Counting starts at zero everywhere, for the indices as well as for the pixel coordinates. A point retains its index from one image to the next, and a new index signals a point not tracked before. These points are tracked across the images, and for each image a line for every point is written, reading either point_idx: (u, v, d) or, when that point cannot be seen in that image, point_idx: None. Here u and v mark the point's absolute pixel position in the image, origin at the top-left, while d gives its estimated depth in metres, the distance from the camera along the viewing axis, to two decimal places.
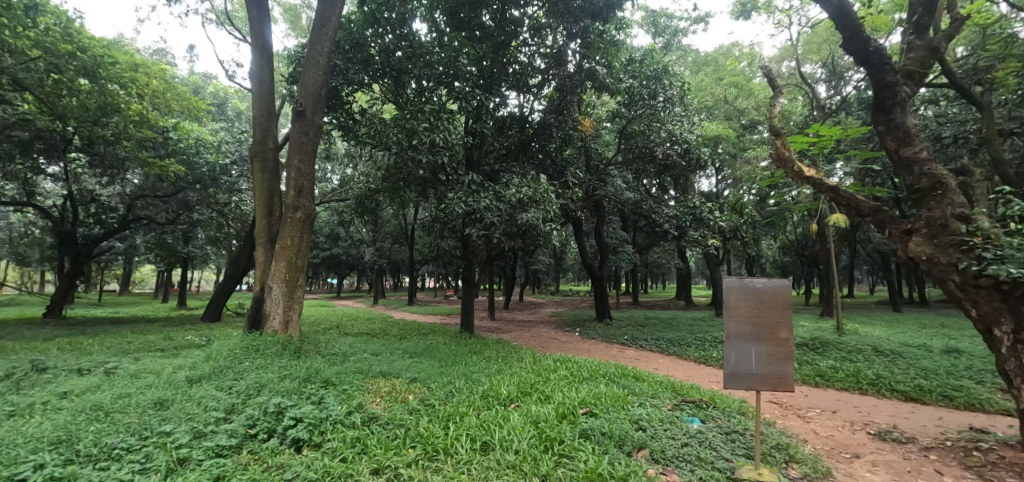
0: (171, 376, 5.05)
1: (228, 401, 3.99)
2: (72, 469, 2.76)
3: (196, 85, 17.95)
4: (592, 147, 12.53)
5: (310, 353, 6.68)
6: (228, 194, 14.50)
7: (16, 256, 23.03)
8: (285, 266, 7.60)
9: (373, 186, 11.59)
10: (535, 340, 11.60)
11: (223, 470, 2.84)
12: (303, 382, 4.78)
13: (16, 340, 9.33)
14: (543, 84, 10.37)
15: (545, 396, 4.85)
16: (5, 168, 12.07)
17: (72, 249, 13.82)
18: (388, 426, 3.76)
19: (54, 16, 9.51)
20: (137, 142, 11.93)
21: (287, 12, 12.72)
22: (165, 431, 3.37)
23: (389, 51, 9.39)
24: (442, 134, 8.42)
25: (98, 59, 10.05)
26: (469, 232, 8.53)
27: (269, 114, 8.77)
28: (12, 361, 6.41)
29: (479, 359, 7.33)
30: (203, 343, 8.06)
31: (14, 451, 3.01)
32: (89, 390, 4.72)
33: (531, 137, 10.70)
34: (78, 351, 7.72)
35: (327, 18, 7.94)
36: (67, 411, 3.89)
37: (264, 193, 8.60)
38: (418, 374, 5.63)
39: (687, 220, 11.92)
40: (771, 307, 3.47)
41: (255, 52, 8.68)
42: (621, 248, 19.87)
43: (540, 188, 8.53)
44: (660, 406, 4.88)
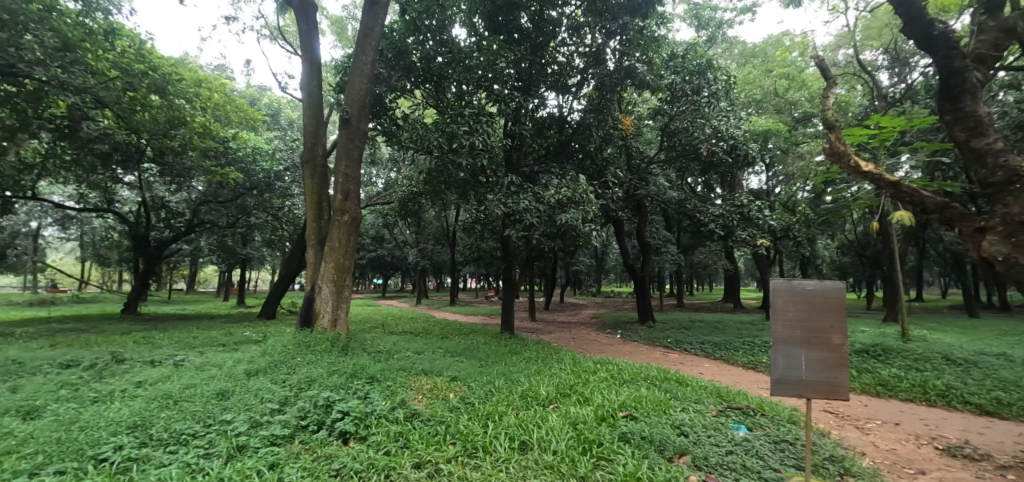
0: (231, 369, 5.41)
1: (282, 394, 4.23)
2: (146, 452, 3.04)
3: (253, 97, 19.14)
4: (633, 145, 12.34)
5: (357, 350, 6.95)
6: (282, 198, 15.38)
7: (98, 257, 25.35)
8: (334, 267, 7.94)
9: (415, 189, 11.95)
10: (577, 342, 11.56)
11: (278, 458, 3.03)
12: (350, 377, 5.00)
13: (99, 333, 10.27)
14: (582, 83, 10.30)
15: (585, 398, 4.82)
16: (89, 177, 13.28)
17: (145, 252, 15.02)
18: (429, 422, 3.87)
19: (129, 39, 10.40)
20: (201, 152, 12.96)
21: (334, 25, 13.34)
22: (226, 419, 3.63)
23: (431, 57, 9.61)
24: (481, 137, 8.53)
25: (166, 76, 10.97)
26: (509, 233, 8.63)
27: (318, 122, 9.20)
28: (95, 353, 7.05)
29: (519, 359, 7.39)
30: (259, 340, 8.55)
31: (98, 433, 3.33)
32: (161, 379, 5.14)
33: (570, 138, 10.64)
34: (150, 344, 8.39)
35: (371, 29, 8.26)
36: (142, 399, 4.25)
37: (313, 197, 9.01)
38: (458, 373, 5.73)
39: (735, 218, 11.43)
40: (823, 310, 3.31)
41: (305, 64, 9.12)
42: (664, 249, 19.44)
43: (580, 188, 8.46)
44: (704, 412, 4.74)
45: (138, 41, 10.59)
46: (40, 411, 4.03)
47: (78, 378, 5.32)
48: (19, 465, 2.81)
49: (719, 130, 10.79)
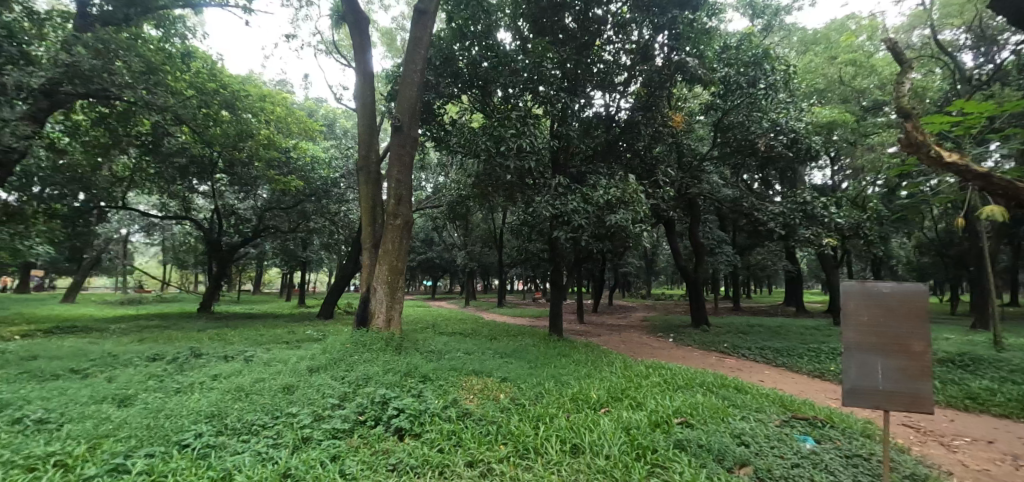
0: (296, 365, 5.72)
1: (342, 390, 4.43)
2: (222, 440, 3.28)
3: (311, 109, 20.28)
4: (683, 142, 11.96)
5: (410, 350, 7.17)
6: (338, 204, 16.19)
7: (178, 261, 27.59)
8: (387, 269, 8.22)
9: (463, 192, 12.17)
10: (626, 345, 11.33)
11: (339, 451, 3.17)
12: (404, 375, 5.17)
13: (179, 330, 11.20)
14: (630, 81, 10.04)
15: (637, 403, 4.71)
16: (170, 188, 14.51)
17: (218, 255, 16.20)
18: (481, 422, 3.91)
19: (202, 61, 11.59)
20: (266, 162, 13.86)
21: (384, 36, 13.86)
22: (292, 412, 3.85)
23: (476, 63, 9.74)
24: (528, 139, 8.58)
25: (235, 93, 11.85)
26: (557, 234, 8.59)
27: (372, 130, 9.56)
28: (176, 348, 7.68)
29: (569, 362, 7.31)
30: (319, 338, 8.99)
31: (181, 421, 3.62)
32: (233, 373, 5.53)
33: (618, 137, 10.43)
34: (223, 341, 9.02)
35: (420, 39, 8.52)
36: (217, 390, 4.59)
37: (368, 203, 9.36)
38: (508, 374, 5.78)
39: (797, 216, 10.77)
40: (901, 314, 3.05)
41: (357, 75, 9.51)
42: (719, 250, 18.68)
43: (630, 188, 8.30)
44: (765, 421, 4.50)
45: (211, 62, 11.76)
46: (132, 399, 4.44)
47: (163, 370, 5.82)
48: (116, 448, 3.11)
49: (777, 123, 10.43)
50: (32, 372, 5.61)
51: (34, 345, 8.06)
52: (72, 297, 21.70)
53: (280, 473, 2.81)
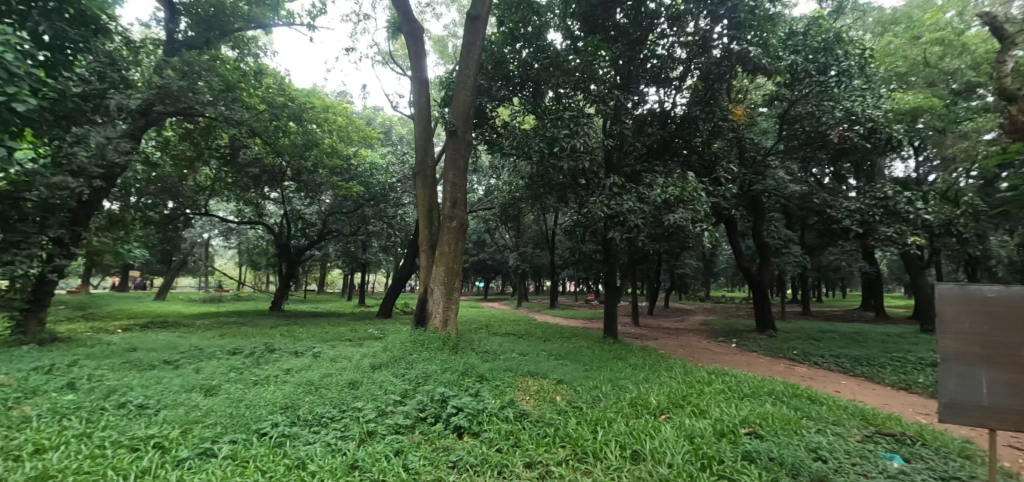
0: (359, 362, 5.97)
1: (403, 387, 4.58)
2: (295, 430, 3.48)
3: (369, 118, 21.27)
4: (746, 137, 11.35)
5: (466, 349, 7.29)
6: (395, 208, 16.81)
7: (252, 263, 29.74)
8: (444, 270, 8.42)
9: (516, 194, 12.23)
10: (685, 350, 10.90)
11: (402, 445, 3.27)
12: (462, 375, 5.26)
13: (254, 326, 12.07)
14: (686, 75, 9.74)
15: (700, 410, 4.51)
16: (245, 195, 15.66)
17: (287, 257, 17.27)
18: (538, 423, 3.90)
19: (273, 77, 12.48)
20: (330, 170, 14.63)
21: (437, 44, 14.24)
22: (357, 407, 4.02)
23: (527, 65, 9.77)
24: (582, 138, 8.45)
25: (301, 105, 12.62)
26: (612, 235, 8.42)
27: (427, 135, 9.80)
28: (253, 343, 8.24)
29: (625, 365, 7.16)
30: (380, 337, 9.34)
31: (259, 411, 3.88)
32: (304, 368, 5.86)
33: (674, 133, 10.08)
34: (293, 337, 9.58)
35: (472, 44, 8.66)
36: (290, 384, 4.88)
37: (424, 206, 9.61)
38: (564, 376, 5.73)
39: (877, 213, 9.90)
40: (1012, 322, 2.70)
41: (413, 82, 9.81)
42: (786, 250, 17.60)
43: (689, 186, 7.96)
44: (844, 435, 4.16)
45: (280, 77, 12.61)
46: (216, 389, 4.82)
47: (242, 363, 6.28)
48: (205, 433, 3.40)
49: (852, 112, 9.43)
50: (133, 362, 6.24)
51: (133, 338, 8.96)
52: (163, 295, 23.95)
53: (349, 465, 2.95)
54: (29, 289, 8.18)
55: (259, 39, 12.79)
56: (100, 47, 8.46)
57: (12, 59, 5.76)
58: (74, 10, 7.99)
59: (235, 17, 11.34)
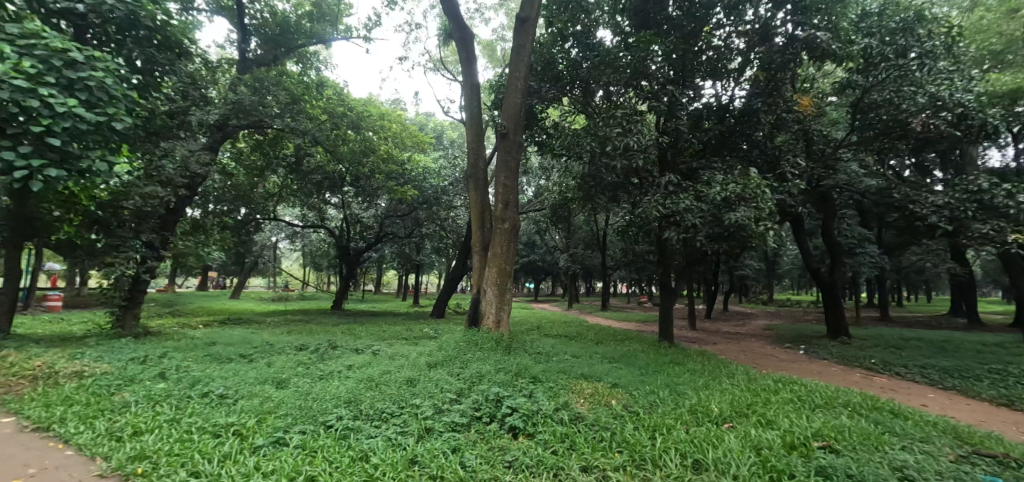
0: (415, 360, 6.16)
1: (458, 386, 4.66)
2: (358, 424, 3.63)
3: (421, 124, 21.95)
4: (813, 128, 10.62)
5: (518, 350, 7.32)
6: (447, 210, 17.26)
7: (315, 264, 31.46)
8: (496, 272, 8.49)
9: (566, 195, 12.14)
10: (747, 356, 10.34)
11: (459, 443, 3.33)
12: (515, 375, 5.27)
13: (318, 324, 12.78)
14: (745, 66, 9.29)
15: (766, 420, 4.26)
16: (309, 201, 16.58)
17: (347, 258, 18.13)
18: (593, 427, 3.84)
19: (333, 88, 13.18)
20: (386, 175, 15.23)
21: (485, 48, 14.45)
22: (415, 404, 4.13)
23: (577, 64, 9.78)
24: (635, 136, 8.25)
25: (360, 114, 13.24)
26: (668, 235, 8.14)
27: (479, 138, 9.92)
28: (316, 340, 8.69)
29: (683, 370, 6.89)
30: (434, 336, 9.57)
31: (326, 404, 4.09)
32: (364, 364, 6.13)
33: (733, 127, 9.64)
34: (353, 335, 10.01)
35: (522, 46, 8.70)
36: (353, 379, 5.11)
37: (476, 208, 9.73)
38: (618, 379, 5.61)
39: (970, 208, 8.92)
40: None
41: (464, 86, 9.97)
42: (859, 250, 16.32)
43: (751, 183, 7.55)
44: (935, 454, 3.77)
45: (339, 88, 13.29)
46: (286, 382, 5.13)
47: (308, 359, 6.65)
48: (278, 423, 3.62)
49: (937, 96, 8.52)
50: (214, 355, 6.77)
51: (214, 333, 9.74)
52: (238, 294, 25.84)
53: (409, 460, 3.04)
54: (125, 289, 9.08)
55: (320, 53, 13.62)
56: (183, 68, 9.29)
57: (109, 83, 6.46)
58: (162, 36, 8.71)
59: (301, 34, 12.19)
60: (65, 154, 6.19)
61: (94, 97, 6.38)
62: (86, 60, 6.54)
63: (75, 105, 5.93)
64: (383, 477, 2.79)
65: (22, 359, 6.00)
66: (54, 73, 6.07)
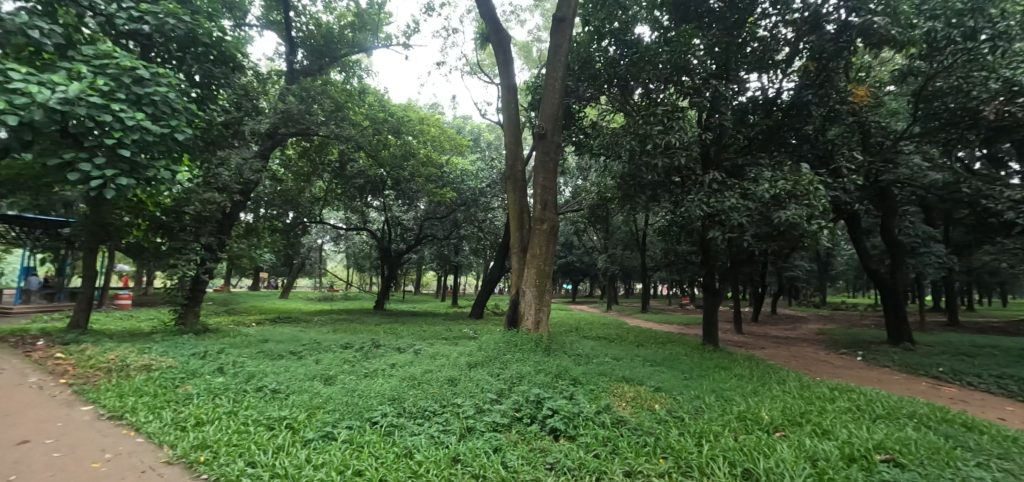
0: (456, 360, 6.25)
1: (498, 386, 4.68)
2: (402, 422, 3.71)
3: (459, 127, 22.27)
4: (869, 120, 10.02)
5: (558, 352, 7.28)
6: (485, 211, 17.47)
7: (358, 265, 32.48)
8: (536, 273, 8.48)
9: (605, 194, 11.97)
10: (799, 361, 9.85)
11: (500, 443, 3.34)
12: (555, 377, 5.24)
13: (362, 323, 13.19)
14: (794, 57, 8.89)
15: (822, 430, 4.03)
16: (353, 204, 17.15)
17: (389, 260, 18.61)
18: (636, 431, 3.76)
19: (375, 95, 13.59)
20: (426, 178, 15.55)
21: (521, 50, 14.49)
22: (457, 403, 4.19)
23: (614, 62, 9.62)
24: (676, 134, 8.03)
25: (400, 119, 13.61)
26: (713, 235, 7.87)
27: (516, 139, 9.93)
28: (361, 338, 8.96)
29: (730, 375, 6.64)
30: (474, 337, 9.66)
31: (371, 401, 4.20)
32: (406, 363, 6.27)
33: (781, 121, 9.23)
34: (395, 334, 10.26)
35: (559, 46, 8.66)
36: (396, 377, 5.24)
37: (515, 210, 9.75)
38: (661, 383, 5.48)
39: None
40: None
41: (502, 88, 10.03)
42: (924, 249, 15.21)
43: (803, 180, 7.19)
44: (1016, 473, 3.45)
45: (381, 94, 13.69)
46: (333, 379, 5.32)
47: (354, 357, 6.87)
48: (327, 418, 3.76)
49: (1013, 82, 7.85)
50: (267, 352, 7.10)
51: (266, 331, 10.24)
52: (287, 294, 27.05)
53: (452, 458, 3.08)
54: (185, 291, 9.68)
55: (361, 61, 14.09)
56: (236, 81, 9.82)
57: (172, 98, 6.94)
58: (218, 52, 9.15)
59: (343, 44, 12.64)
60: (134, 165, 6.69)
61: (159, 111, 6.86)
62: (153, 77, 7.04)
63: (142, 118, 6.40)
64: (427, 474, 2.83)
65: (98, 353, 6.50)
66: (124, 89, 6.58)
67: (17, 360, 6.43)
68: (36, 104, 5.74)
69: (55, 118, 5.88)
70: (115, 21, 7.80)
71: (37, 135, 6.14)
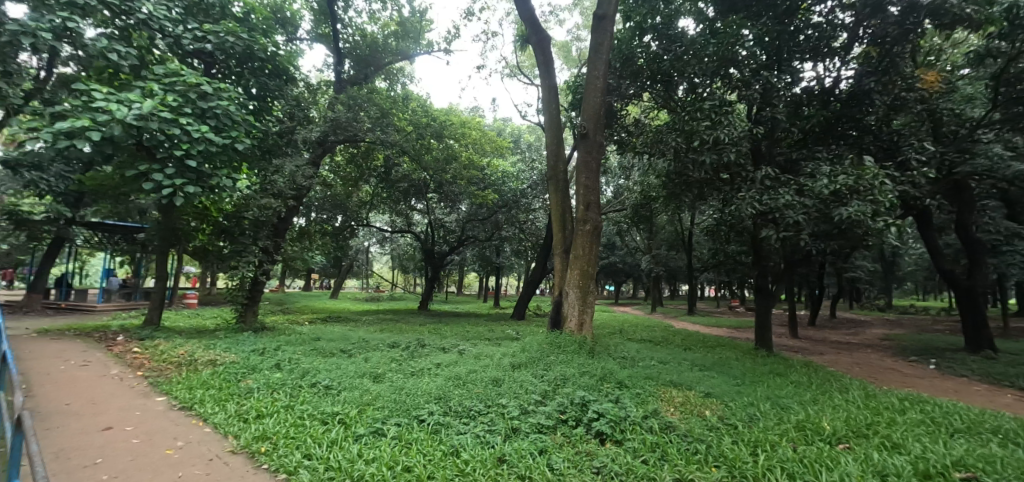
0: (500, 360, 6.28)
1: (542, 388, 4.66)
2: (447, 420, 3.77)
3: (500, 129, 22.45)
4: (941, 108, 9.25)
5: (603, 354, 7.17)
6: (526, 213, 17.53)
7: (403, 266, 33.36)
8: (579, 274, 8.39)
9: (649, 193, 11.70)
10: (863, 369, 9.22)
11: (546, 445, 3.33)
12: (600, 380, 5.17)
13: (408, 323, 13.55)
14: (852, 43, 8.39)
15: (892, 444, 3.75)
16: (398, 207, 17.62)
17: (432, 261, 18.99)
18: (687, 438, 3.64)
19: (418, 100, 13.93)
20: (468, 181, 15.77)
21: (561, 50, 14.43)
22: (502, 403, 4.21)
23: (657, 57, 9.39)
24: (725, 129, 7.73)
25: (443, 123, 13.89)
26: (766, 234, 7.50)
27: (558, 140, 9.87)
28: (407, 338, 9.18)
29: (786, 382, 6.31)
30: (518, 337, 9.72)
31: (418, 399, 4.30)
32: (451, 362, 6.38)
33: (840, 112, 8.65)
34: (440, 334, 10.44)
35: (601, 44, 8.54)
36: (442, 376, 5.34)
37: (557, 210, 9.69)
38: (712, 389, 5.28)
39: None
40: None
41: (543, 88, 10.00)
42: (1008, 248, 13.88)
43: (866, 174, 6.72)
44: None
45: (424, 100, 14.02)
46: (382, 376, 5.48)
47: (400, 355, 7.05)
48: (377, 414, 3.88)
49: None
50: (319, 350, 7.44)
51: (319, 329, 10.70)
52: (336, 294, 28.17)
53: (498, 458, 3.10)
54: (244, 293, 10.25)
55: (404, 69, 14.48)
56: (290, 92, 10.34)
57: (232, 110, 7.37)
58: (272, 66, 9.67)
59: (388, 52, 13.12)
60: (200, 174, 7.17)
61: (221, 123, 7.31)
62: (215, 91, 7.51)
63: (207, 130, 6.85)
64: (474, 473, 2.86)
65: (170, 348, 7.02)
66: (191, 104, 7.07)
67: (101, 353, 7.05)
68: (114, 121, 6.27)
69: (131, 133, 6.41)
70: (182, 42, 8.41)
71: (115, 148, 6.69)
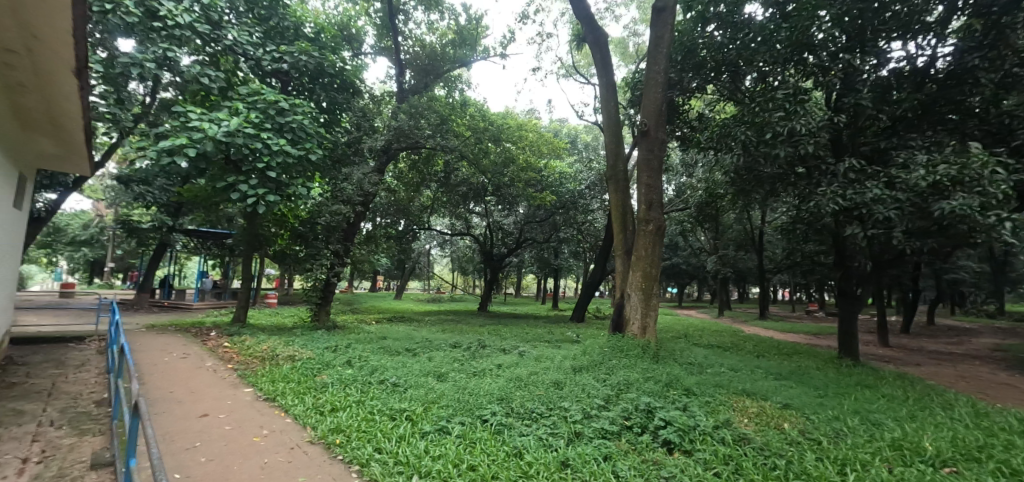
0: (561, 363, 6.22)
1: (605, 392, 4.56)
2: (509, 422, 3.78)
3: (556, 130, 22.38)
4: None
5: (668, 359, 6.90)
6: (584, 213, 17.31)
7: (462, 268, 34.12)
8: (641, 276, 8.16)
9: (715, 190, 11.14)
10: (973, 383, 8.16)
11: (610, 452, 3.25)
12: (666, 386, 4.97)
13: (467, 324, 13.91)
14: (951, 16, 7.50)
15: (1011, 470, 3.29)
16: (457, 210, 18.04)
17: (491, 263, 19.27)
18: (763, 451, 3.41)
19: (476, 106, 14.23)
20: (526, 184, 15.41)
21: (617, 47, 14.13)
22: (564, 406, 4.17)
23: (722, 47, 8.93)
24: (801, 119, 7.19)
25: (500, 127, 14.02)
26: (851, 232, 6.88)
27: (618, 139, 9.64)
28: (468, 338, 9.35)
29: (878, 395, 5.73)
30: (578, 340, 9.64)
31: (481, 399, 4.36)
32: (511, 364, 6.41)
33: (937, 94, 7.75)
34: (499, 335, 10.55)
35: (661, 37, 8.26)
36: (503, 377, 5.40)
37: (618, 211, 9.47)
38: (790, 399, 4.92)
39: None
40: None
41: (601, 87, 9.84)
42: None
43: (972, 161, 5.96)
44: None
45: (481, 105, 14.28)
46: (445, 375, 5.63)
47: (462, 355, 7.21)
48: (441, 412, 3.98)
49: None
50: (386, 348, 7.77)
51: (385, 329, 11.18)
52: (400, 296, 29.38)
53: (561, 462, 3.06)
54: (317, 294, 10.87)
55: (461, 75, 14.84)
56: (355, 104, 10.92)
57: (306, 124, 7.88)
58: (340, 80, 10.27)
59: (445, 61, 13.48)
60: (279, 184, 7.74)
61: (297, 136, 7.85)
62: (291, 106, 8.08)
63: (284, 142, 7.38)
64: (538, 476, 2.85)
65: (255, 343, 7.63)
66: (270, 119, 7.66)
67: (198, 347, 7.78)
68: (207, 138, 6.93)
69: (221, 148, 7.04)
70: (262, 63, 9.16)
71: (208, 163, 7.38)
